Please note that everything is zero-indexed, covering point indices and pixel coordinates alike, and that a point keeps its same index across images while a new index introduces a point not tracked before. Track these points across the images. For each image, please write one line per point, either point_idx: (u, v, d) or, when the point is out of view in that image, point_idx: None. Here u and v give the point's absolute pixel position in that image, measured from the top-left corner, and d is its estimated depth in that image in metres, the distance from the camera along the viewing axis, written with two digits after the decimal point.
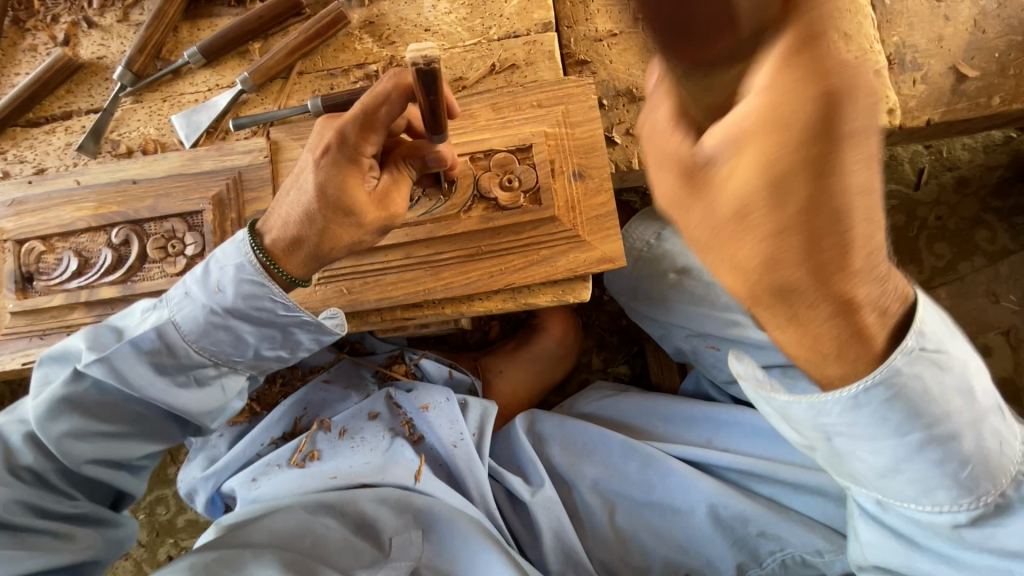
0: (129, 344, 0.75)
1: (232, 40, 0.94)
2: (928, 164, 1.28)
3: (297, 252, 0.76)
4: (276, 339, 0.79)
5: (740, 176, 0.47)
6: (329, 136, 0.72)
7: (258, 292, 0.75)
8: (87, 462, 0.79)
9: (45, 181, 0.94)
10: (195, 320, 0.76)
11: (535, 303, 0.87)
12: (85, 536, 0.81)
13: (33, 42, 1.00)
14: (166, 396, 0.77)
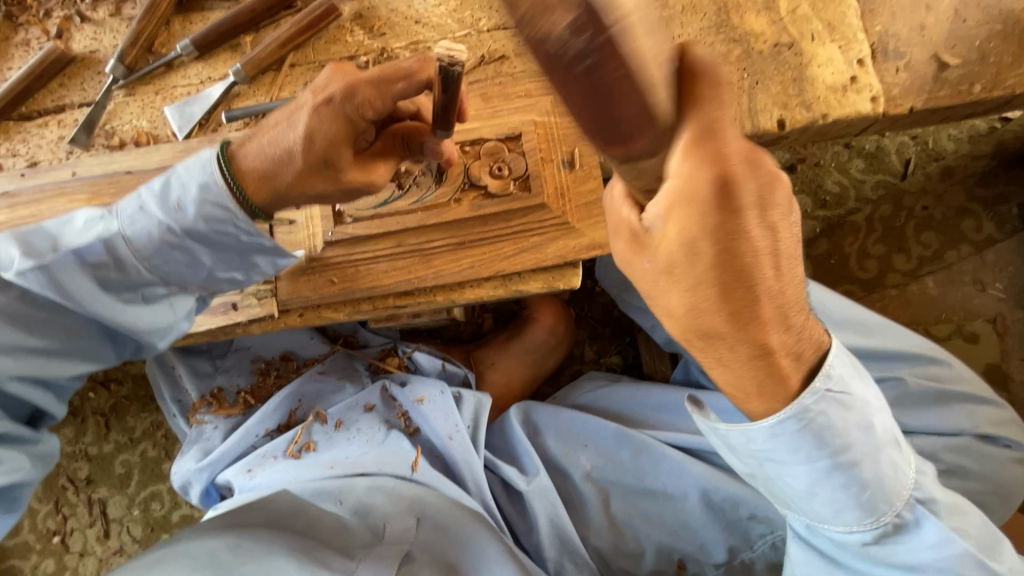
0: (72, 254, 0.71)
1: (224, 33, 0.95)
2: (915, 155, 1.30)
3: (267, 184, 0.73)
4: (234, 263, 0.79)
5: (671, 233, 0.53)
6: (337, 87, 0.72)
7: (222, 217, 0.73)
8: (13, 379, 0.75)
9: (38, 173, 0.95)
10: (145, 231, 0.72)
11: (526, 290, 0.87)
12: (11, 458, 0.78)
13: (26, 37, 1.01)
14: (111, 311, 0.75)
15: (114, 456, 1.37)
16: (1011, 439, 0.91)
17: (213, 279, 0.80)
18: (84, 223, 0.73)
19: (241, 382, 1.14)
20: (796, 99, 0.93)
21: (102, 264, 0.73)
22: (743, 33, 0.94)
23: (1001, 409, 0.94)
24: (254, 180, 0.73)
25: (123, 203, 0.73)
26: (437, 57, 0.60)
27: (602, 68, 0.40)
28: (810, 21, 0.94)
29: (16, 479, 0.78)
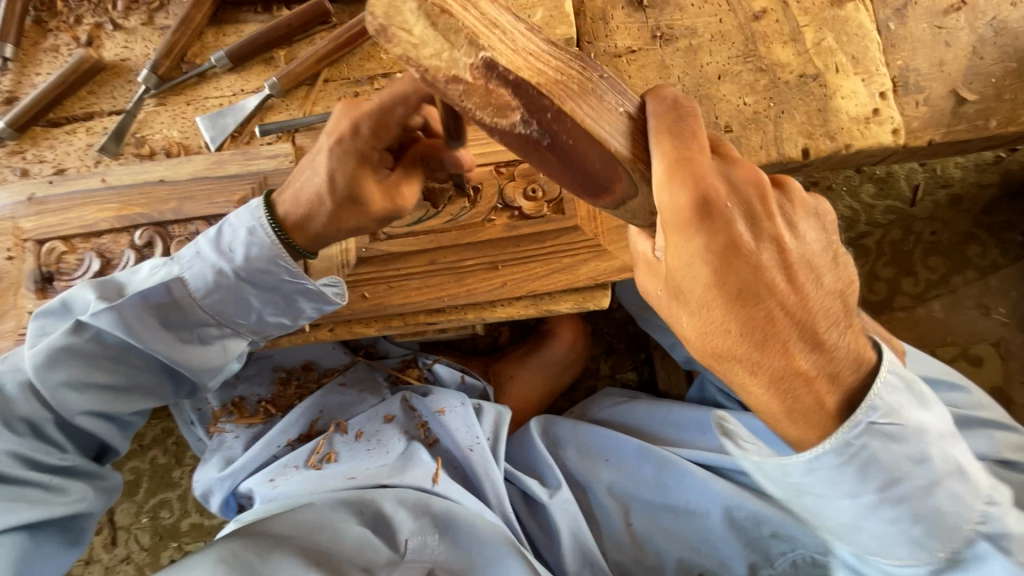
0: (137, 296, 0.74)
1: (258, 46, 0.96)
2: (923, 181, 1.33)
3: (306, 229, 0.76)
4: (280, 305, 0.79)
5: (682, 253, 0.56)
6: (344, 125, 0.70)
7: (267, 257, 0.75)
8: (83, 413, 0.77)
9: (66, 181, 0.94)
10: (199, 274, 0.75)
11: (556, 309, 0.89)
12: (77, 489, 0.79)
13: (55, 43, 1.00)
14: (170, 351, 0.77)
15: (123, 463, 1.36)
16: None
17: (262, 317, 0.80)
18: (148, 272, 0.77)
19: (262, 391, 1.14)
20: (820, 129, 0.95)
21: (162, 306, 0.76)
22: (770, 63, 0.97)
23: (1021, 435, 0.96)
24: (292, 223, 0.76)
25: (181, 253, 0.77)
26: None
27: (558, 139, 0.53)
28: (834, 54, 0.97)
29: (80, 511, 0.79)
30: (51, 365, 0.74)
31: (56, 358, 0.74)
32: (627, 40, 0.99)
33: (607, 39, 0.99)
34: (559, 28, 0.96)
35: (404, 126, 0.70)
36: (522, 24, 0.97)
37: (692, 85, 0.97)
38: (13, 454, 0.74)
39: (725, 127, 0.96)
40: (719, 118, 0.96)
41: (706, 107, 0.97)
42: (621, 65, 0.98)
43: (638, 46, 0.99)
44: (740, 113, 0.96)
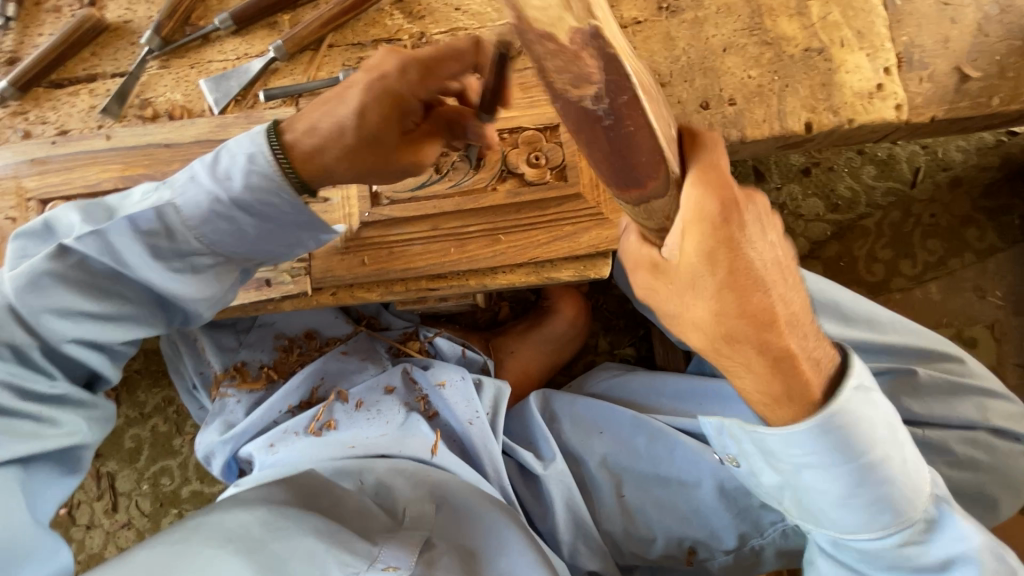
0: (126, 220, 0.73)
1: (263, 9, 0.95)
2: (924, 164, 1.34)
3: (315, 161, 0.74)
4: (275, 238, 0.79)
5: (700, 306, 0.62)
6: (392, 63, 0.72)
7: (266, 185, 0.73)
8: (69, 341, 0.75)
9: (69, 142, 0.94)
10: (194, 200, 0.74)
11: (557, 277, 0.89)
12: (66, 421, 0.78)
13: (58, 3, 1.00)
14: (160, 279, 0.75)
15: (124, 430, 1.37)
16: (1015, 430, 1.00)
17: (258, 248, 0.79)
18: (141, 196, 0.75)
19: (264, 357, 1.14)
20: (824, 104, 0.95)
21: (154, 231, 0.74)
22: (776, 37, 0.97)
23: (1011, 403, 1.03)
24: (297, 165, 0.74)
25: (177, 177, 0.76)
26: (493, 45, 0.65)
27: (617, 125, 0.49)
28: (839, 28, 0.97)
29: (72, 443, 0.78)
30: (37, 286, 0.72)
31: (39, 281, 0.72)
32: (633, 11, 0.98)
33: (613, 9, 0.99)
34: None
35: (449, 80, 0.74)
36: None
37: (696, 58, 0.98)
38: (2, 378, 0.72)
39: (729, 100, 0.96)
40: (723, 92, 0.97)
41: (710, 80, 0.97)
42: (626, 36, 0.98)
43: (644, 17, 0.98)
44: (745, 86, 0.96)
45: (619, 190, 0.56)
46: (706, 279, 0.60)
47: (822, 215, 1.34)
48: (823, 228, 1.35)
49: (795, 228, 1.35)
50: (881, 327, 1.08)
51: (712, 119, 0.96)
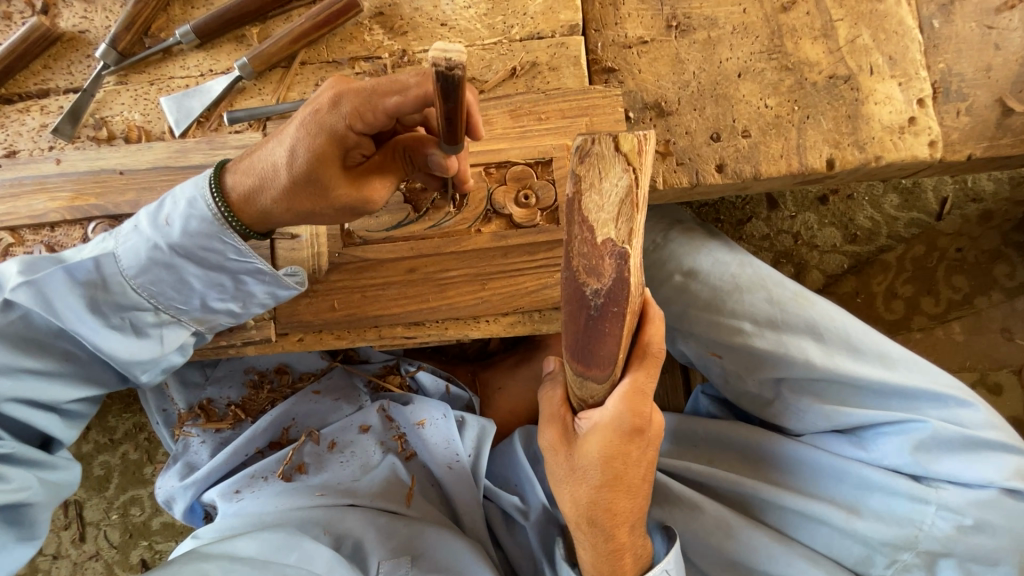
0: (63, 271, 0.68)
1: (228, 21, 0.86)
2: (952, 194, 1.23)
3: (253, 204, 0.68)
4: (225, 290, 0.73)
5: (590, 445, 0.70)
6: (327, 96, 0.63)
7: (207, 232, 0.69)
8: (7, 401, 0.70)
9: (16, 165, 0.86)
10: (134, 253, 0.69)
11: (546, 329, 0.81)
12: (16, 476, 0.73)
13: (7, 9, 0.91)
14: (94, 335, 0.70)
15: (93, 457, 1.30)
16: None
17: (204, 300, 0.73)
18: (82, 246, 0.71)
19: (233, 394, 1.08)
20: (848, 138, 0.86)
21: (97, 283, 0.70)
22: (797, 62, 0.87)
23: None
24: (236, 206, 0.69)
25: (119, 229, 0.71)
26: (431, 64, 0.47)
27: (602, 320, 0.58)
28: (869, 53, 0.87)
29: (19, 500, 0.73)
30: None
31: None
32: (638, 30, 0.89)
33: (617, 27, 0.89)
34: (564, 13, 0.86)
35: (393, 118, 0.62)
36: (522, 7, 0.86)
37: (708, 83, 0.88)
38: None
39: (743, 131, 0.87)
40: (737, 122, 0.87)
41: (723, 109, 0.87)
42: (630, 58, 0.88)
43: (651, 36, 0.89)
44: (760, 117, 0.87)
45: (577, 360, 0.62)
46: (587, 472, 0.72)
47: (838, 246, 1.25)
48: (839, 261, 1.25)
49: (809, 260, 1.25)
50: (891, 364, 0.88)
51: (723, 152, 0.87)
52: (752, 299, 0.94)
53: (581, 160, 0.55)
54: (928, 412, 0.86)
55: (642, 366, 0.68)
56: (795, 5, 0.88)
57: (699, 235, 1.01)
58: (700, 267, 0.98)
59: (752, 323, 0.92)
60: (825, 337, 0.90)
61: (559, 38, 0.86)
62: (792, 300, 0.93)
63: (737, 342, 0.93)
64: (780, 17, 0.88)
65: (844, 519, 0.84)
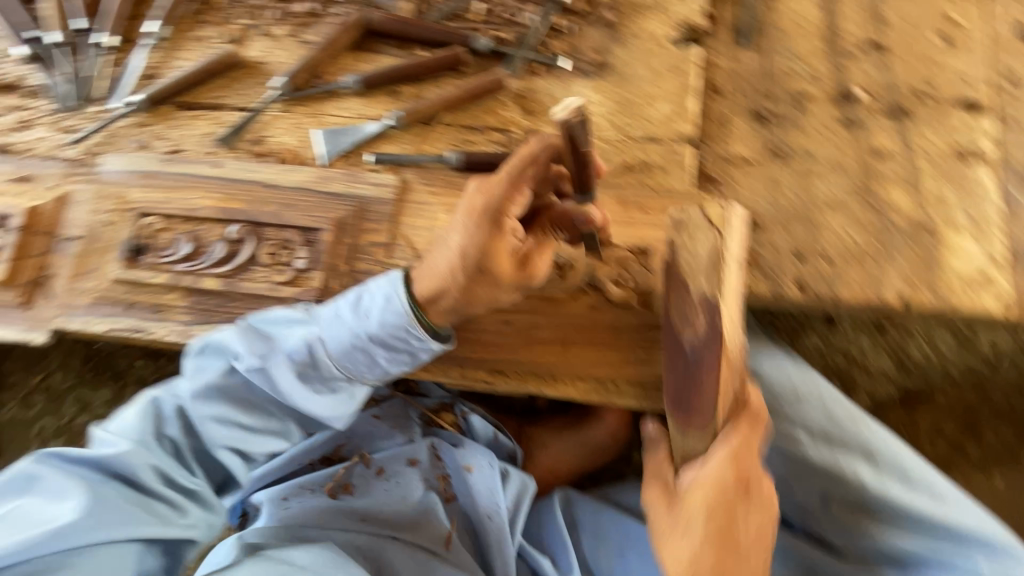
0: (283, 353, 0.82)
1: (388, 78, 1.00)
2: (1011, 349, 1.26)
3: (438, 303, 0.81)
4: (401, 362, 0.85)
5: (695, 497, 0.76)
6: (479, 202, 0.81)
7: (399, 327, 0.81)
8: (221, 448, 0.88)
9: (179, 163, 0.98)
10: (342, 338, 0.83)
11: (619, 402, 0.86)
12: (192, 513, 0.87)
13: (206, 34, 1.07)
14: (295, 398, 0.84)
15: None
16: None
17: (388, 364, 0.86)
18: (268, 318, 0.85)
19: None
20: (924, 281, 0.92)
21: (303, 361, 0.82)
22: (884, 204, 0.96)
23: None
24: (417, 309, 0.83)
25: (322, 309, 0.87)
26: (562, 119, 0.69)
27: (700, 374, 0.75)
28: (951, 209, 0.95)
29: (190, 535, 0.86)
30: (198, 391, 0.85)
31: (208, 392, 0.85)
32: (743, 150, 0.99)
33: (723, 144, 0.99)
34: (680, 124, 0.97)
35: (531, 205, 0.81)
36: (644, 113, 0.98)
37: (799, 208, 0.96)
38: (154, 468, 0.84)
39: (826, 256, 0.94)
40: (822, 247, 0.95)
41: (810, 233, 0.95)
42: (732, 172, 0.98)
43: (753, 158, 0.99)
44: (844, 246, 0.94)
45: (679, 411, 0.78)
46: (693, 534, 0.75)
47: (890, 375, 1.29)
48: (888, 390, 1.29)
49: (860, 383, 1.29)
50: (941, 500, 0.90)
51: (805, 271, 0.94)
52: (808, 408, 0.98)
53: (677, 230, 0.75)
54: (976, 557, 0.85)
55: (750, 426, 0.78)
56: (887, 155, 0.98)
57: (766, 340, 1.06)
58: (763, 370, 1.02)
59: (808, 434, 0.96)
60: (879, 461, 0.93)
61: (673, 145, 0.96)
62: (849, 418, 0.95)
63: (791, 450, 0.97)
64: (872, 162, 0.97)
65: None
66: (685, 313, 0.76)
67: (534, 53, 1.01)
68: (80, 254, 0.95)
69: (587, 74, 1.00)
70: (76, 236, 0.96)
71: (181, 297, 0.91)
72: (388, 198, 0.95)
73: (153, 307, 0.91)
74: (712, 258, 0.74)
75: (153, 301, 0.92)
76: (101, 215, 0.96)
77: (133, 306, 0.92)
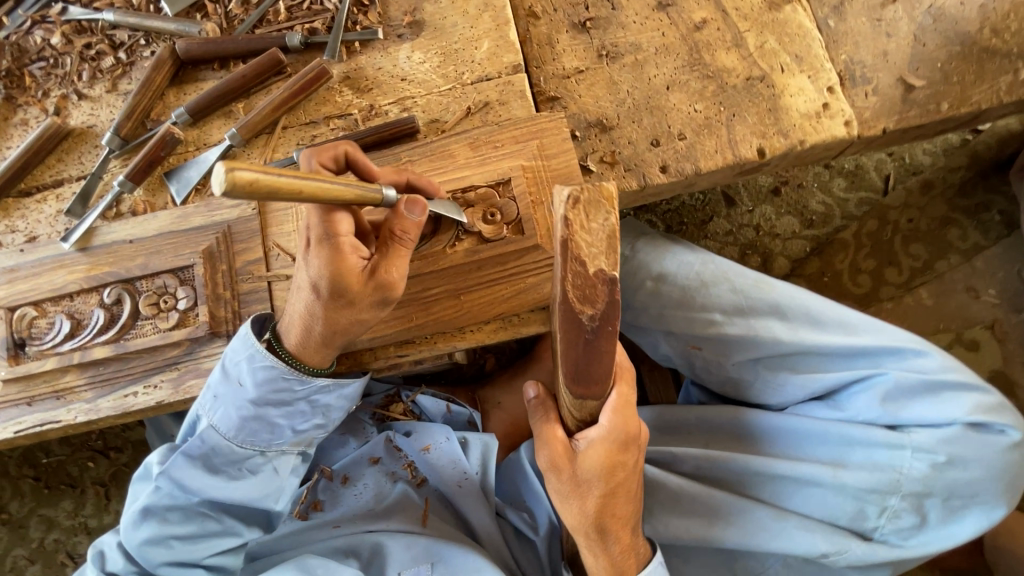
0: None
1: (217, 100, 0.99)
2: (894, 170, 1.33)
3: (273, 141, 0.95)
4: (307, 414, 0.86)
5: (592, 456, 0.75)
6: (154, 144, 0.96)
7: (271, 378, 0.81)
8: None
9: (37, 248, 0.95)
10: (286, 397, 0.82)
11: (526, 330, 0.88)
12: None
13: (25, 116, 1.04)
14: (226, 491, 0.85)
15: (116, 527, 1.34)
16: (1002, 424, 0.82)
17: None
18: (339, 401, 0.87)
19: None
20: (773, 128, 0.96)
21: None
22: (717, 70, 0.99)
23: (988, 393, 0.84)
24: None
25: (335, 412, 0.87)
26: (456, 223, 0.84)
27: (600, 339, 0.64)
28: (778, 55, 0.99)
29: None
30: None
31: None
32: (574, 61, 1.01)
33: (554, 62, 1.01)
34: (507, 56, 0.99)
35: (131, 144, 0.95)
36: (469, 56, 0.99)
37: (642, 99, 0.99)
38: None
39: (679, 135, 0.97)
40: (672, 128, 0.97)
41: (658, 118, 0.98)
42: (570, 85, 1.00)
43: (586, 66, 1.01)
44: (692, 120, 0.97)
45: (572, 387, 0.68)
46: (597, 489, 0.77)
47: (798, 231, 1.33)
48: (801, 245, 1.33)
49: (773, 248, 1.33)
50: (854, 331, 0.88)
51: (665, 155, 0.97)
52: (717, 293, 0.92)
53: (576, 207, 0.61)
54: (888, 366, 0.86)
55: (623, 381, 0.76)
56: (706, 24, 1.01)
57: (662, 240, 0.99)
58: (668, 270, 0.95)
59: (721, 313, 0.91)
60: (791, 316, 0.89)
61: (505, 78, 0.98)
62: (753, 286, 0.92)
63: (711, 333, 0.91)
64: (695, 35, 1.00)
65: (832, 476, 0.83)
66: (588, 291, 0.63)
67: (349, 32, 1.01)
68: None
69: (406, 36, 1.01)
70: None
71: (78, 375, 0.90)
72: (250, 215, 0.93)
73: (54, 394, 0.90)
74: (607, 236, 0.62)
75: (53, 388, 0.90)
76: None
77: (35, 402, 0.90)
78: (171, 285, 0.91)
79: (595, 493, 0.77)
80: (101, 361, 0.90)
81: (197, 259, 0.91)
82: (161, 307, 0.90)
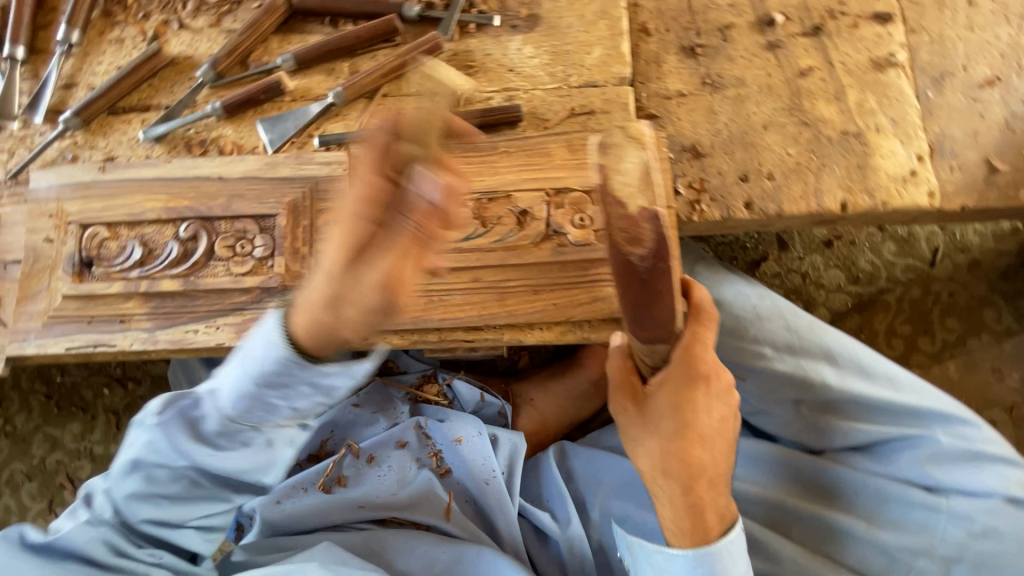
0: None
1: (325, 53, 0.98)
2: (943, 244, 1.37)
3: (379, 109, 0.98)
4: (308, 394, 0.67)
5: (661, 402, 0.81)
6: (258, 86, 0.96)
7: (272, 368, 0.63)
8: None
9: (118, 168, 0.94)
10: (285, 379, 0.64)
11: (595, 338, 0.88)
12: None
13: (121, 34, 1.02)
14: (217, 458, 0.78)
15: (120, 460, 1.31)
16: None
17: None
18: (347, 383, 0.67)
19: None
20: (859, 185, 0.98)
21: None
22: (814, 119, 1.01)
23: None
24: None
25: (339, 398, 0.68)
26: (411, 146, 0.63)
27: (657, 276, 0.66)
28: (874, 115, 1.01)
29: None
30: None
31: None
32: (678, 84, 1.03)
33: (658, 81, 1.03)
34: (615, 67, 0.99)
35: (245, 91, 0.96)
36: (580, 60, 1.00)
37: (738, 134, 1.01)
38: (104, 541, 0.84)
39: (768, 175, 0.99)
40: (763, 167, 0.99)
41: (750, 154, 1.00)
42: (670, 107, 1.02)
43: (689, 91, 1.02)
44: (783, 163, 0.99)
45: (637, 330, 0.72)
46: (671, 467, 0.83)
47: (843, 286, 1.36)
48: (844, 300, 1.36)
49: (816, 297, 1.37)
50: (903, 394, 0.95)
51: (751, 192, 0.99)
52: (771, 328, 1.00)
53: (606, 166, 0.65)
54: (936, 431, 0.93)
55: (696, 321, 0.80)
56: (811, 72, 1.03)
57: (722, 269, 1.07)
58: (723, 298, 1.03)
59: (773, 348, 0.99)
60: (840, 364, 0.97)
61: (610, 87, 0.98)
62: (808, 328, 0.99)
63: (759, 366, 1.00)
64: (798, 80, 1.03)
65: (867, 530, 0.92)
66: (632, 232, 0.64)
67: (465, 13, 1.01)
68: (24, 278, 0.91)
69: (519, 28, 1.01)
70: (17, 260, 0.92)
71: (141, 303, 0.89)
72: (339, 175, 0.93)
73: (115, 317, 0.88)
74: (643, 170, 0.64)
75: (113, 312, 0.89)
76: (38, 233, 0.92)
77: (93, 321, 0.89)
78: (251, 231, 0.91)
79: (693, 465, 0.82)
80: (167, 294, 0.89)
81: (281, 210, 0.91)
82: (237, 251, 0.90)
